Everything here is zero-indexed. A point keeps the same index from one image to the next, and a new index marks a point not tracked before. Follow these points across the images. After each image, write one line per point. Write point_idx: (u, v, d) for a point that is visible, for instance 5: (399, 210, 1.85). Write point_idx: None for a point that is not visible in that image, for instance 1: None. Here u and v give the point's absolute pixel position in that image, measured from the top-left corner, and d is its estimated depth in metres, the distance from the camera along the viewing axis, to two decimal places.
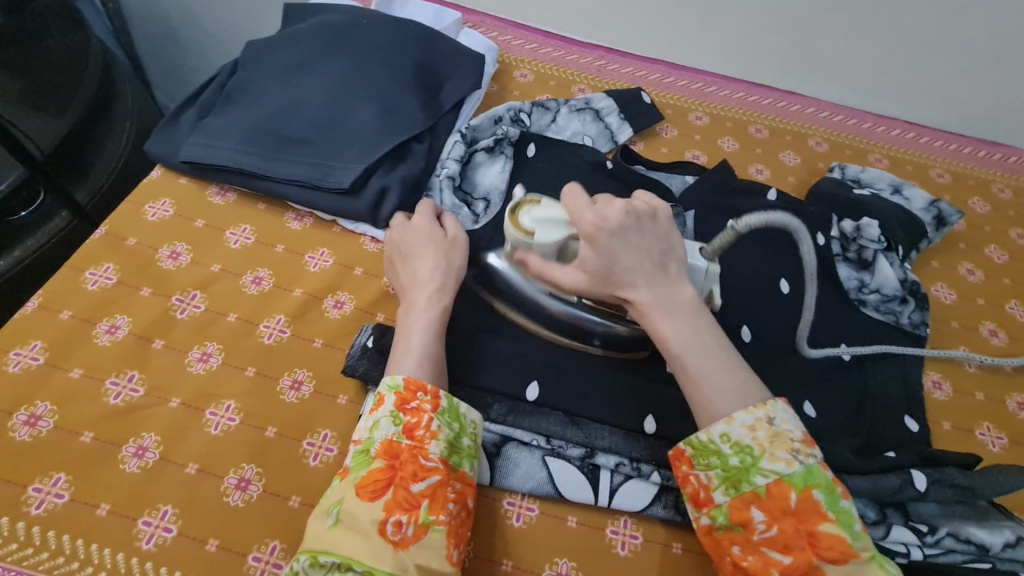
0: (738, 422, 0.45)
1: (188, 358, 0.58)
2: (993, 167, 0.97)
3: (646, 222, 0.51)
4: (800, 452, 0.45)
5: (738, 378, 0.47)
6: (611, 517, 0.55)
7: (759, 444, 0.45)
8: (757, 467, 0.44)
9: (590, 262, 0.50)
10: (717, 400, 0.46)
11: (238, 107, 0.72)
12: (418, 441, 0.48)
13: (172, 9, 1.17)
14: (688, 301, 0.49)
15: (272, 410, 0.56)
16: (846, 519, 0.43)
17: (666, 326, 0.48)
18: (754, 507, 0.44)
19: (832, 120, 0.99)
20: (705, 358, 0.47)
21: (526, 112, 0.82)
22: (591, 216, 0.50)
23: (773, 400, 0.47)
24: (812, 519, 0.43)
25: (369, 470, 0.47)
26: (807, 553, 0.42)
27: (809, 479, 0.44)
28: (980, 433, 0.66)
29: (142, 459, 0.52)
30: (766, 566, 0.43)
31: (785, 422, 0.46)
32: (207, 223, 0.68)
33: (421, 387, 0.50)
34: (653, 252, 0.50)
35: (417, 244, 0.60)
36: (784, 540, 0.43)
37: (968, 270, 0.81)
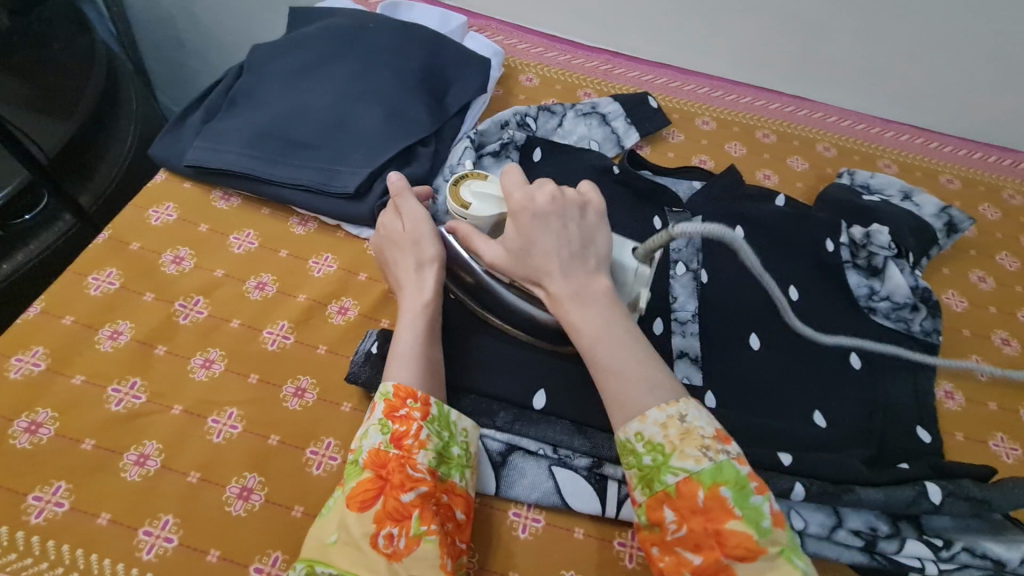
0: (649, 419, 0.43)
1: (190, 364, 0.57)
2: (1004, 173, 0.96)
3: (573, 213, 0.50)
4: (712, 448, 0.42)
5: (649, 371, 0.45)
6: (619, 530, 0.54)
7: (669, 442, 0.42)
8: (667, 465, 0.42)
9: (511, 243, 0.50)
10: (626, 391, 0.44)
11: (243, 110, 0.72)
12: (407, 450, 0.47)
13: (178, 13, 1.17)
14: (603, 291, 0.48)
15: (275, 418, 0.55)
16: (756, 516, 0.40)
17: (578, 316, 0.46)
18: (666, 507, 0.42)
19: (840, 125, 0.99)
20: (616, 349, 0.45)
21: (532, 117, 0.82)
22: (520, 195, 0.50)
23: (685, 397, 0.44)
24: (719, 518, 0.40)
25: (359, 480, 0.46)
26: (715, 553, 0.40)
27: (718, 477, 0.41)
28: (994, 444, 0.64)
29: (143, 467, 0.51)
30: (679, 567, 0.41)
31: (697, 419, 0.43)
32: (211, 227, 0.68)
33: (411, 395, 0.49)
34: (572, 244, 0.49)
35: (393, 247, 0.58)
36: (694, 540, 0.40)
37: (979, 277, 0.80)
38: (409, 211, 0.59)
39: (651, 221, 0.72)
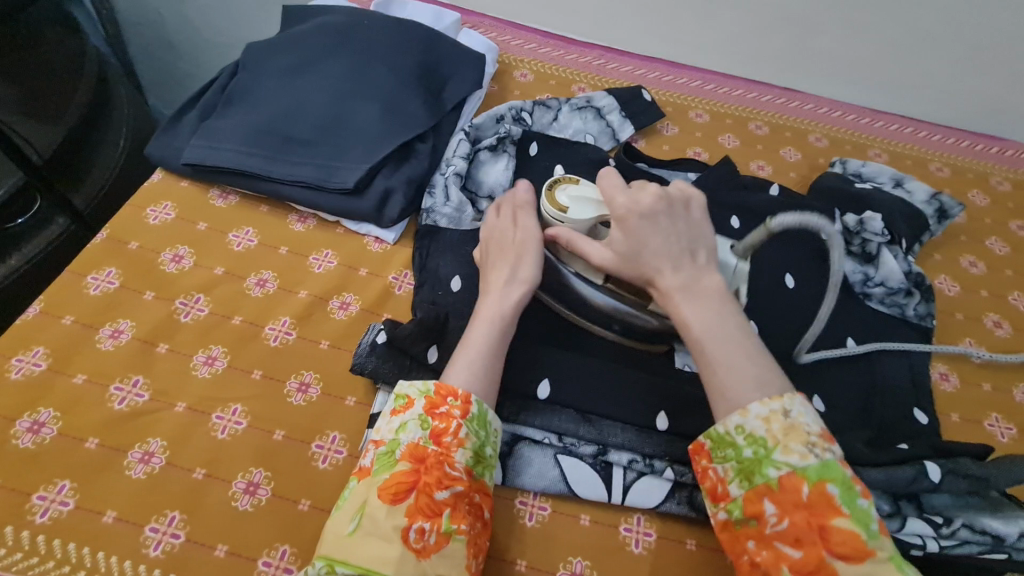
0: (752, 413, 0.44)
1: (193, 362, 0.57)
2: (992, 160, 0.98)
3: (680, 210, 0.53)
4: (818, 446, 0.43)
5: (758, 364, 0.46)
6: (625, 515, 0.54)
7: (772, 435, 0.43)
8: (769, 458, 0.43)
9: (619, 240, 0.52)
10: (737, 381, 0.45)
11: (240, 108, 0.71)
12: (445, 447, 0.48)
13: (168, 14, 1.17)
14: (713, 288, 0.50)
15: (280, 413, 0.55)
16: (863, 517, 0.41)
17: (687, 309, 0.48)
18: (766, 500, 0.43)
19: (831, 116, 1.00)
20: (724, 342, 0.46)
21: (528, 111, 0.82)
22: (622, 199, 0.54)
23: (792, 391, 0.45)
24: (824, 513, 0.41)
25: (394, 472, 0.47)
26: (817, 547, 0.40)
27: (824, 474, 0.42)
28: (989, 424, 0.66)
29: (148, 465, 0.51)
30: (776, 562, 0.41)
31: (803, 416, 0.44)
32: (210, 226, 0.67)
33: (452, 393, 0.50)
34: (680, 240, 0.51)
35: (495, 251, 0.59)
36: (796, 534, 0.41)
37: (970, 262, 0.81)
38: (523, 221, 0.59)
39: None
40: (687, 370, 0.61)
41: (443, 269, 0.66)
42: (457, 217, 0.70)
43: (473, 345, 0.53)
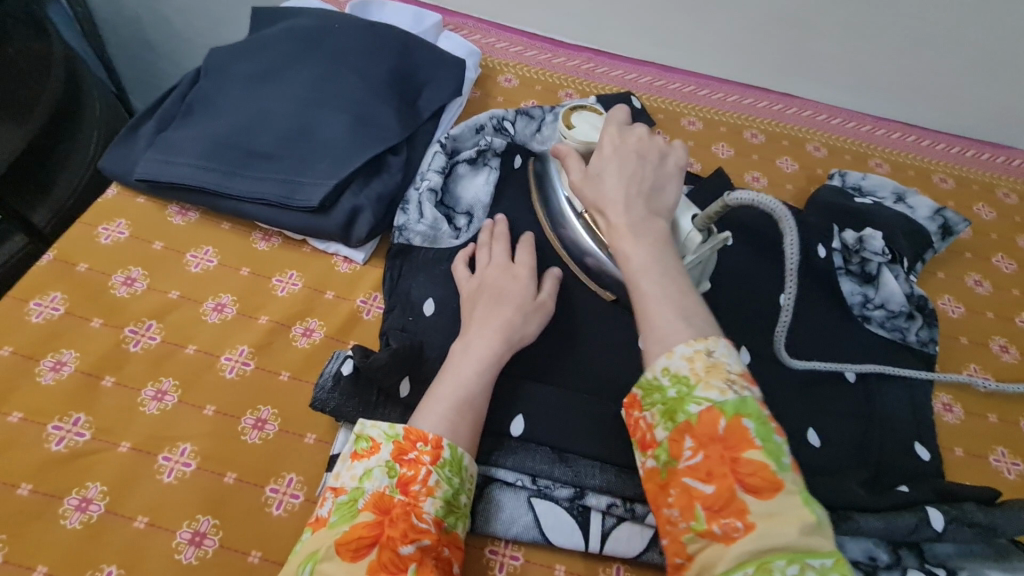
0: (677, 354, 0.41)
1: (141, 397, 0.53)
2: (998, 171, 0.93)
3: (657, 154, 0.52)
4: (737, 383, 0.40)
5: (687, 301, 0.44)
6: (603, 565, 0.51)
7: (695, 373, 0.40)
8: (691, 395, 0.40)
9: (592, 170, 0.51)
10: (666, 319, 0.43)
11: (199, 118, 0.67)
12: (412, 497, 0.44)
13: (144, 13, 1.12)
14: (660, 231, 0.48)
15: (231, 454, 0.51)
16: (776, 452, 0.38)
17: (631, 246, 0.46)
18: (686, 437, 0.39)
19: (830, 123, 0.95)
20: (661, 280, 0.45)
21: (510, 120, 0.76)
22: (614, 131, 0.53)
23: (717, 334, 0.42)
24: (737, 446, 0.38)
25: (354, 524, 0.42)
26: (728, 482, 0.37)
27: (741, 409, 0.39)
28: (995, 459, 0.62)
29: (85, 513, 0.47)
30: (689, 501, 0.38)
31: (726, 356, 0.41)
32: (166, 245, 0.63)
33: (422, 438, 0.47)
34: (642, 181, 0.50)
35: (508, 289, 0.57)
36: (707, 468, 0.38)
37: (975, 280, 0.77)
38: (546, 285, 0.58)
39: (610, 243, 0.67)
40: None
41: (415, 292, 0.62)
42: (432, 234, 0.65)
43: (468, 385, 0.50)
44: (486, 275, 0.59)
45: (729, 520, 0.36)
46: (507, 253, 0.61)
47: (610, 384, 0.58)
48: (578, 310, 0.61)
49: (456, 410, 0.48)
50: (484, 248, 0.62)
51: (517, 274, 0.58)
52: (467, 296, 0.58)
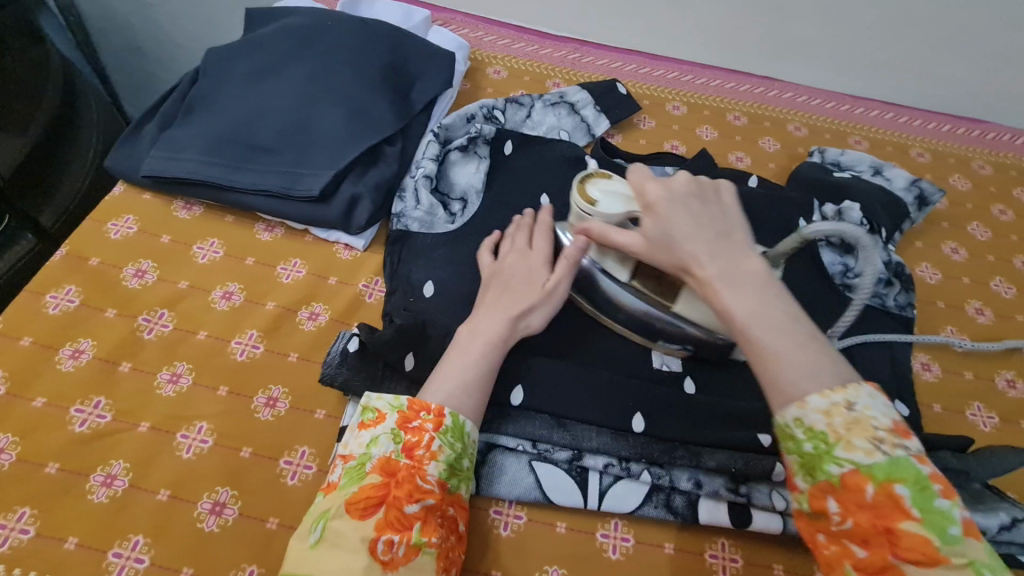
0: (811, 405, 0.39)
1: (157, 380, 0.56)
2: (973, 144, 0.96)
3: (710, 195, 0.49)
4: (886, 441, 0.38)
5: (811, 353, 0.41)
6: (601, 521, 0.53)
7: (834, 430, 0.39)
8: (832, 455, 0.39)
9: (649, 230, 0.49)
10: (791, 374, 0.41)
11: (200, 116, 0.70)
12: (417, 460, 0.47)
13: (137, 19, 1.14)
14: (757, 273, 0.46)
15: (246, 430, 0.54)
16: (940, 522, 0.36)
17: (731, 300, 0.44)
18: (830, 497, 0.39)
19: (810, 104, 0.98)
20: (779, 330, 0.42)
21: (500, 109, 0.80)
22: (654, 185, 0.50)
23: (852, 382, 0.40)
24: (891, 515, 0.37)
25: (363, 486, 0.45)
26: (885, 551, 0.37)
27: (894, 473, 0.37)
28: (971, 414, 0.65)
29: (110, 488, 0.50)
30: (842, 558, 0.39)
31: (870, 408, 0.39)
32: (173, 238, 0.66)
33: (425, 407, 0.49)
34: (715, 227, 0.48)
35: (521, 277, 0.59)
36: (861, 535, 0.38)
37: (951, 248, 0.80)
38: (557, 270, 0.58)
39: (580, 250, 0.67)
40: (667, 369, 0.61)
41: (415, 275, 0.65)
42: (428, 220, 0.68)
43: (468, 362, 0.52)
44: (503, 263, 0.61)
45: None
46: (525, 239, 0.62)
47: (602, 356, 0.61)
48: None
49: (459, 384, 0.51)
50: (505, 236, 0.64)
51: (531, 263, 0.60)
52: (484, 279, 0.61)
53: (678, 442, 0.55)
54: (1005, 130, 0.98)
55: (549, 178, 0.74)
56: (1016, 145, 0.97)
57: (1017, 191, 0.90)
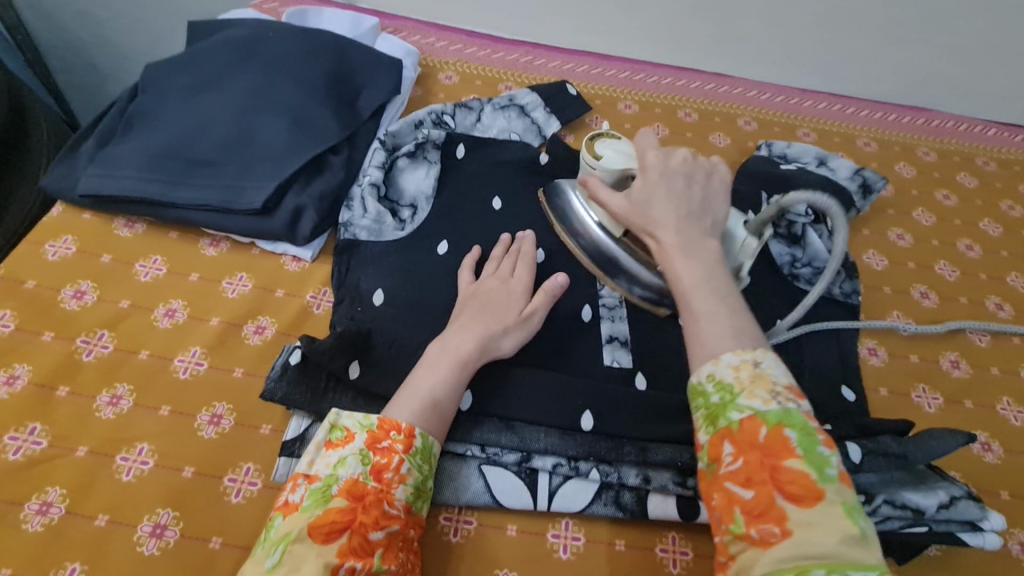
0: (724, 362, 0.43)
1: (96, 403, 0.55)
2: (918, 132, 0.98)
3: (699, 176, 0.54)
4: (782, 394, 0.41)
5: (736, 319, 0.45)
6: (552, 521, 0.53)
7: (740, 381, 0.42)
8: (733, 403, 0.41)
9: (635, 193, 0.53)
10: (714, 332, 0.44)
11: (140, 131, 0.69)
12: (385, 484, 0.46)
13: (87, 37, 1.12)
14: (710, 250, 0.50)
15: (188, 450, 0.53)
16: (820, 462, 0.38)
17: (681, 264, 0.48)
18: (727, 442, 0.41)
19: (760, 98, 0.99)
20: (711, 296, 0.46)
21: (450, 114, 0.80)
22: (655, 155, 0.54)
23: (764, 347, 0.44)
24: (778, 454, 0.39)
25: (328, 510, 0.44)
26: (769, 488, 0.38)
27: (785, 419, 0.40)
28: (916, 395, 0.66)
29: (46, 516, 0.48)
30: (729, 505, 0.39)
31: (772, 367, 0.42)
32: (115, 257, 0.65)
33: (395, 427, 0.49)
34: (689, 204, 0.51)
35: (501, 303, 0.58)
36: (747, 475, 0.39)
37: (897, 235, 0.82)
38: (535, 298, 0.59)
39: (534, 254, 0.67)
40: (617, 366, 0.61)
41: (364, 284, 0.64)
42: (376, 227, 0.68)
43: (437, 380, 0.52)
44: (484, 287, 0.60)
45: (768, 527, 0.37)
46: (508, 265, 0.63)
47: (552, 356, 0.61)
48: None
49: (425, 401, 0.50)
50: (489, 261, 0.64)
51: (512, 291, 0.60)
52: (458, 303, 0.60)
53: (626, 439, 0.55)
54: (950, 117, 1.00)
55: (498, 181, 0.74)
56: (960, 131, 0.99)
57: (961, 176, 0.92)
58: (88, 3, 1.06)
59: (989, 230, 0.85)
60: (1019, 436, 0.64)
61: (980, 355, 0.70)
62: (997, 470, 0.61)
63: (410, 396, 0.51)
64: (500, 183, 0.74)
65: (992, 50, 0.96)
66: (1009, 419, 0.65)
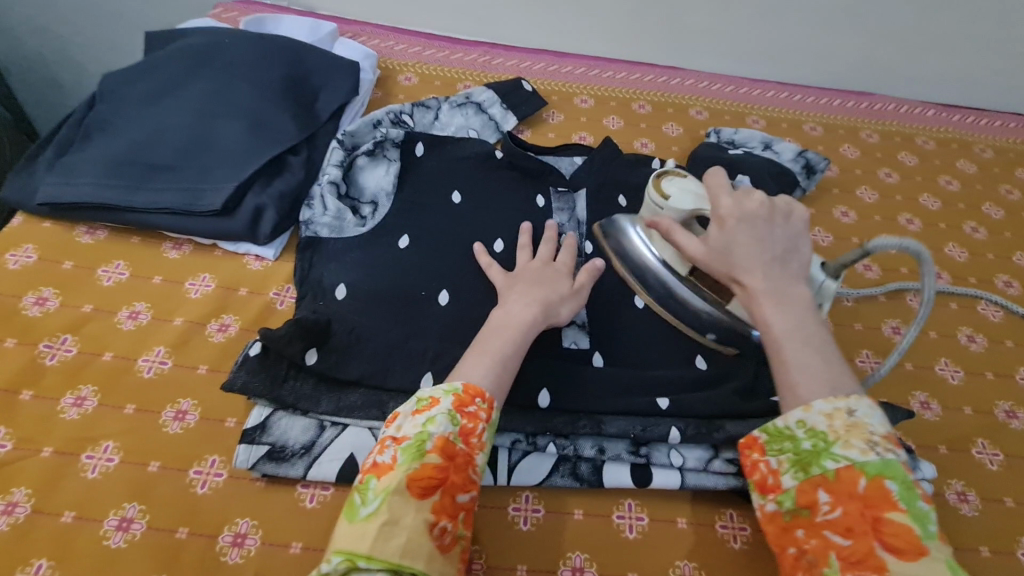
0: (815, 409, 0.45)
1: (60, 405, 0.56)
2: (862, 115, 1.02)
3: (780, 220, 0.51)
4: (880, 445, 0.44)
5: (829, 369, 0.47)
6: (513, 496, 0.56)
7: (834, 430, 0.44)
8: (829, 451, 0.44)
9: (714, 238, 0.51)
10: (811, 389, 0.46)
11: (98, 140, 0.70)
12: (472, 448, 0.46)
13: (49, 53, 1.12)
14: (800, 297, 0.49)
15: (153, 445, 0.54)
16: (920, 516, 0.41)
17: (772, 317, 0.48)
18: (820, 490, 0.43)
19: (711, 89, 1.03)
20: (803, 348, 0.47)
21: (408, 113, 0.82)
22: (729, 199, 0.52)
23: (858, 394, 0.46)
24: (880, 506, 0.41)
25: (424, 464, 0.44)
26: (869, 538, 0.41)
27: (884, 471, 0.42)
28: (860, 360, 0.70)
29: (11, 516, 0.49)
30: (824, 550, 0.42)
31: (868, 416, 0.45)
32: (76, 264, 0.66)
33: (480, 394, 0.48)
34: (776, 250, 0.50)
35: (550, 280, 0.61)
36: (847, 524, 0.42)
37: (842, 212, 0.86)
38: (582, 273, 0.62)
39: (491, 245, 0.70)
40: (575, 347, 0.63)
41: (327, 279, 0.66)
42: (337, 224, 0.69)
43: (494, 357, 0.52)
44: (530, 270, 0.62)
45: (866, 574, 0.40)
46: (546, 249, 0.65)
47: None
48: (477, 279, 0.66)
49: (496, 365, 0.51)
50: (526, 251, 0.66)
51: (557, 270, 0.63)
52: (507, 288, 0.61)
53: (581, 413, 0.58)
54: (890, 100, 1.05)
55: (456, 175, 0.76)
56: (901, 112, 1.03)
57: (902, 155, 0.96)
58: (48, 18, 1.07)
59: (929, 205, 0.89)
60: (957, 394, 0.68)
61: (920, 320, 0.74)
62: (936, 425, 0.65)
63: (480, 356, 0.52)
64: (458, 177, 0.76)
65: (924, 35, 1.01)
66: (948, 378, 0.69)
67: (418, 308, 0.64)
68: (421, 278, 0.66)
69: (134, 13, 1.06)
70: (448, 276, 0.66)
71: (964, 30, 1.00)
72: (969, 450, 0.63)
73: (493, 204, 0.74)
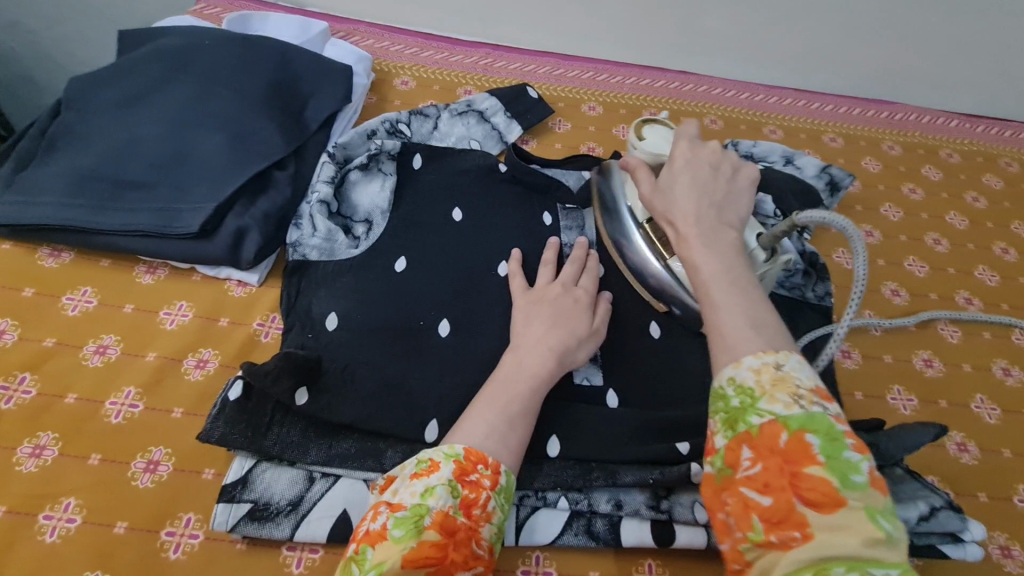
0: (744, 364, 0.38)
1: (16, 456, 0.50)
2: (883, 126, 0.97)
3: (728, 171, 0.50)
4: (805, 397, 0.36)
5: (759, 312, 0.41)
6: (521, 557, 0.50)
7: (760, 385, 0.37)
8: (752, 406, 0.37)
9: (662, 180, 0.50)
10: (735, 326, 0.40)
11: (64, 152, 0.64)
12: (475, 521, 0.41)
13: (20, 47, 1.05)
14: (729, 241, 0.45)
15: (120, 503, 0.49)
16: (846, 470, 0.34)
17: (699, 253, 0.44)
18: (739, 449, 0.37)
19: (725, 96, 0.98)
20: (730, 286, 0.42)
21: (405, 122, 0.76)
22: (685, 145, 0.52)
23: (788, 347, 0.39)
24: (798, 461, 0.34)
25: (421, 543, 0.39)
26: (786, 495, 0.34)
27: (808, 423, 0.35)
28: (891, 398, 0.65)
29: None
30: (745, 511, 0.35)
31: (797, 370, 0.37)
32: (39, 291, 0.60)
33: (482, 460, 0.43)
34: (715, 195, 0.48)
35: (571, 315, 0.56)
36: (765, 480, 0.35)
37: (866, 231, 0.81)
38: (601, 312, 0.58)
39: (494, 267, 0.64)
40: (588, 384, 0.57)
41: (316, 308, 0.60)
42: (328, 246, 0.63)
43: (502, 416, 0.46)
44: (550, 297, 0.57)
45: (787, 531, 0.33)
46: (571, 272, 0.60)
47: None
48: (482, 308, 0.61)
49: (503, 422, 0.46)
50: (548, 266, 0.62)
51: (579, 298, 0.58)
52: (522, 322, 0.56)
53: (594, 463, 0.53)
54: (911, 109, 1.00)
55: (456, 191, 0.70)
56: (924, 123, 0.98)
57: (926, 169, 0.92)
58: (17, 11, 0.99)
59: (955, 223, 0.85)
60: (994, 435, 0.63)
61: (951, 352, 0.70)
62: (973, 470, 0.60)
63: (483, 412, 0.46)
64: (459, 193, 0.70)
65: (951, 41, 0.96)
66: (983, 417, 0.65)
67: (418, 341, 0.58)
68: (418, 307, 0.60)
69: (110, 7, 0.98)
70: (447, 305, 0.60)
71: (992, 38, 0.95)
72: (1010, 497, 0.59)
73: (497, 222, 0.68)
